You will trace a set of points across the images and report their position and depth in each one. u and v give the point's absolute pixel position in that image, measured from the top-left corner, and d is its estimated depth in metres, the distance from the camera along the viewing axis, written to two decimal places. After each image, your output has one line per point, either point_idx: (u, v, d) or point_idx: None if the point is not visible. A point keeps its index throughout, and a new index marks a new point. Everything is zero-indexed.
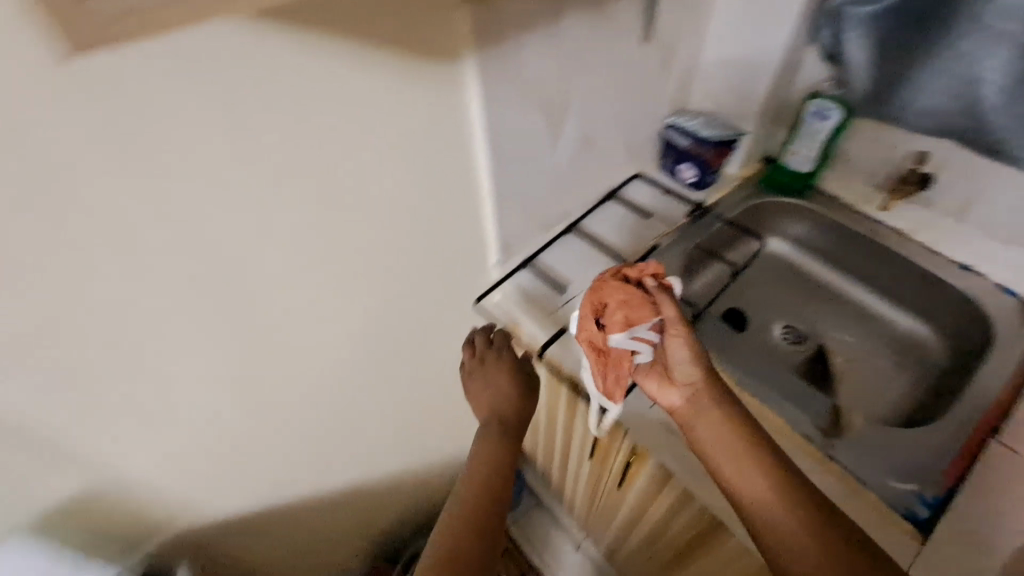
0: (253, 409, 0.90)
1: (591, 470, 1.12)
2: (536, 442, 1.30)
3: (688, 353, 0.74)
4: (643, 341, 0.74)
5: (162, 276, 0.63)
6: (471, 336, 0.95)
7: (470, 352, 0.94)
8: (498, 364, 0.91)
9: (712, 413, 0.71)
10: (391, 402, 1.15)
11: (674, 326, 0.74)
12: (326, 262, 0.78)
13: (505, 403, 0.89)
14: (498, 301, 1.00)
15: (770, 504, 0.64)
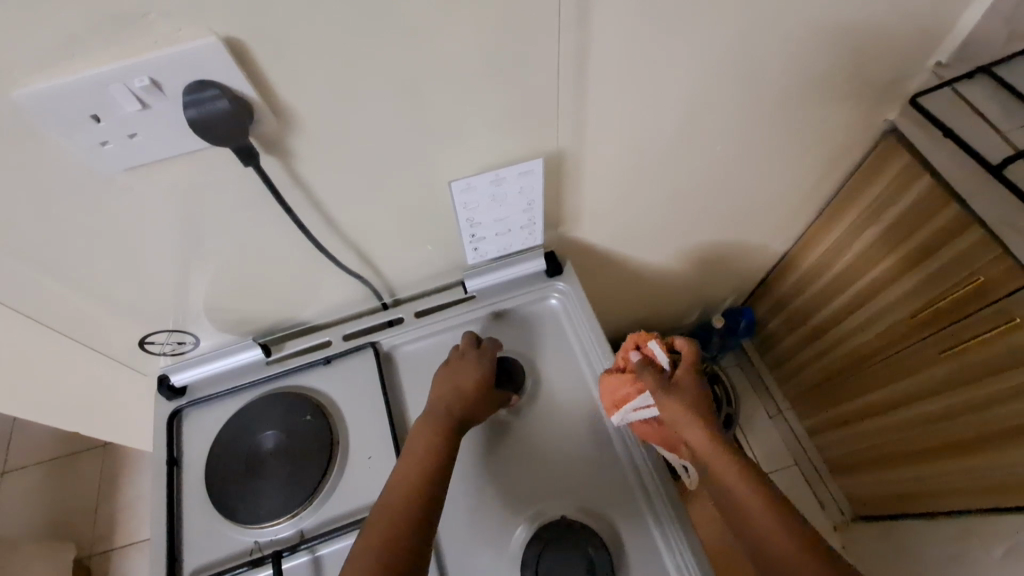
0: (478, 247, 0.70)
1: (962, 366, 0.89)
2: (842, 329, 1.14)
3: (675, 412, 0.59)
4: (640, 414, 0.62)
5: (459, 42, 0.48)
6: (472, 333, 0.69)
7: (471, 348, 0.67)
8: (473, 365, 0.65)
9: (712, 475, 0.55)
10: (665, 222, 0.92)
11: (658, 395, 0.60)
12: (661, 50, 0.58)
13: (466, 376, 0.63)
14: (938, 99, 0.80)
15: (801, 573, 0.47)
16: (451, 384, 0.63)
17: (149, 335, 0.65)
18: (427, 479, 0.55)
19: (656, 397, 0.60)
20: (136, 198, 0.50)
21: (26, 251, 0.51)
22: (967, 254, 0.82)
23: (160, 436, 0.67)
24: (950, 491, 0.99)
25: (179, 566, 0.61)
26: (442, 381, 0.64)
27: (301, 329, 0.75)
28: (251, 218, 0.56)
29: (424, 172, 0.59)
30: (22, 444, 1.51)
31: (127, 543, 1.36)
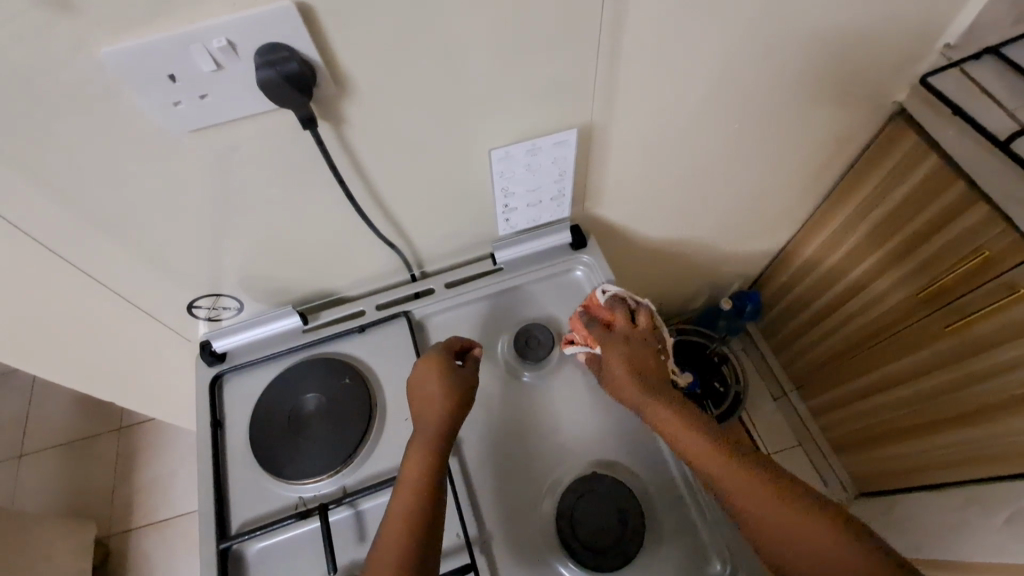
0: (509, 218, 0.73)
1: (966, 339, 0.93)
2: (847, 308, 1.17)
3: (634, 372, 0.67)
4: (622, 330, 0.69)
5: (508, 13, 0.50)
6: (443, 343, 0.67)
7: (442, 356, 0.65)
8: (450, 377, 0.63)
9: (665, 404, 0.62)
10: (682, 203, 0.95)
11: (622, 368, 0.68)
12: (690, 27, 0.61)
13: (444, 406, 0.61)
14: (948, 79, 0.83)
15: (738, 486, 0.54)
16: (434, 414, 0.60)
17: (195, 300, 0.68)
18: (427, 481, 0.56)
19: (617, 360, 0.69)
20: (198, 161, 0.52)
21: (90, 214, 0.54)
22: (971, 231, 0.86)
23: (204, 399, 0.69)
24: (953, 462, 1.03)
25: (227, 519, 0.63)
26: (423, 417, 0.61)
27: (335, 300, 0.78)
28: (299, 184, 0.59)
29: (465, 144, 0.61)
30: (39, 430, 1.57)
31: (145, 523, 1.42)
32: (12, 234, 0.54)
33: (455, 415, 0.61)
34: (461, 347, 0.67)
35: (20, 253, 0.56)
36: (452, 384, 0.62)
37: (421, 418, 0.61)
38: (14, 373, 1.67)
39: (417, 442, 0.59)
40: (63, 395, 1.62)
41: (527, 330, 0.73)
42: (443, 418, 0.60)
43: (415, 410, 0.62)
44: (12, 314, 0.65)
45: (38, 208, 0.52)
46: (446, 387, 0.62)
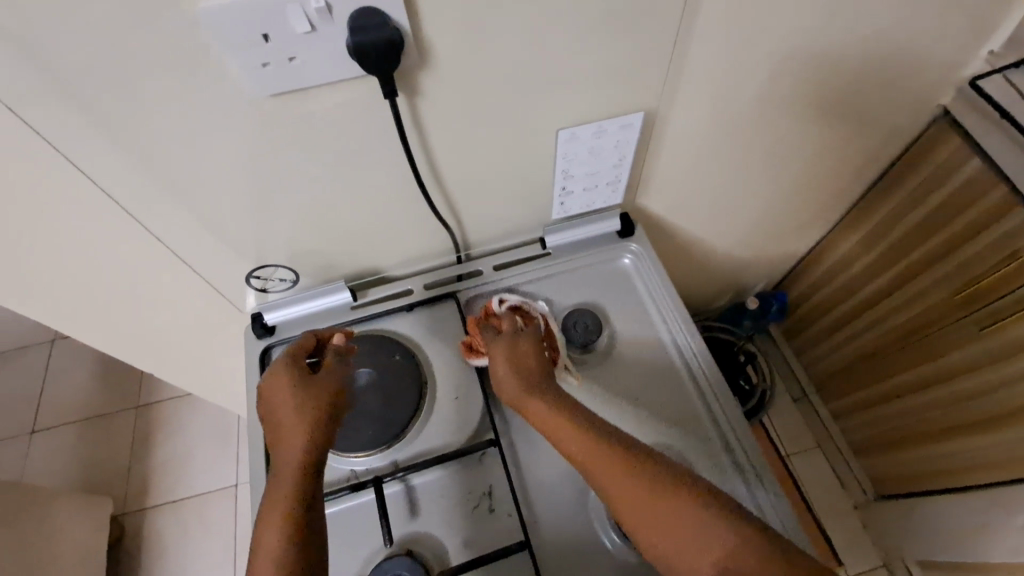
0: (563, 201, 0.73)
1: (1003, 341, 0.93)
2: (879, 310, 1.17)
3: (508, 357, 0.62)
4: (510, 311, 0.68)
5: None
6: (298, 342, 0.63)
7: (294, 359, 0.61)
8: (310, 378, 0.59)
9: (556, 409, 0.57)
10: (724, 198, 0.95)
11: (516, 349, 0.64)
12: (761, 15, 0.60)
13: (302, 412, 0.56)
14: (1001, 82, 0.82)
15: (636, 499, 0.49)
16: (294, 426, 0.56)
17: (254, 270, 0.68)
18: (295, 500, 0.52)
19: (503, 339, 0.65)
20: (274, 126, 0.53)
21: (165, 178, 0.55)
22: (1015, 233, 0.86)
23: (254, 371, 0.69)
24: (981, 466, 1.03)
25: None
26: (283, 423, 0.56)
27: (382, 278, 0.78)
28: (367, 158, 0.59)
29: (531, 123, 0.61)
30: (56, 405, 1.57)
31: (162, 502, 1.41)
32: (90, 194, 0.54)
33: (314, 418, 0.56)
34: (315, 343, 0.64)
35: (93, 214, 0.57)
36: (310, 381, 0.58)
37: (282, 423, 0.57)
38: (31, 347, 1.67)
39: (280, 467, 0.54)
40: (81, 371, 1.61)
41: (578, 314, 0.73)
42: (300, 426, 0.56)
43: (274, 419, 0.57)
44: (73, 278, 0.65)
45: (117, 165, 0.52)
46: (298, 393, 0.58)
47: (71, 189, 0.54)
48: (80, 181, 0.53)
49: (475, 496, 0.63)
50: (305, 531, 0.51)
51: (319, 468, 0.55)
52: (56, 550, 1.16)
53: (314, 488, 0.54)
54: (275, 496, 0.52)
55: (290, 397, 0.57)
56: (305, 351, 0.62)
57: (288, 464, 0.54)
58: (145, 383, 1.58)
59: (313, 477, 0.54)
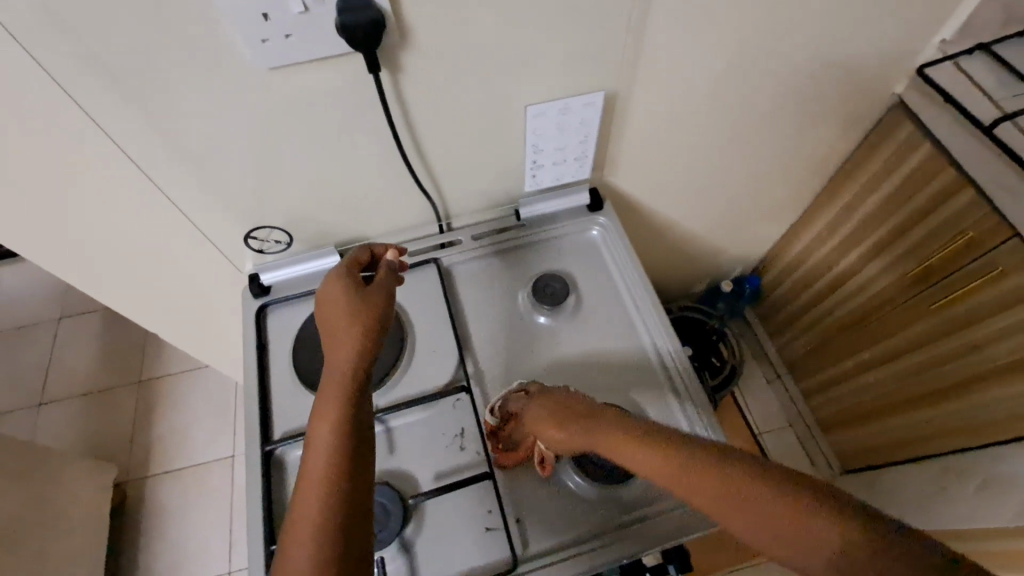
0: (535, 174, 0.80)
1: (950, 317, 1.00)
2: (843, 291, 1.24)
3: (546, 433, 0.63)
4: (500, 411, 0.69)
5: None
6: (355, 254, 0.67)
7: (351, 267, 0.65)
8: (369, 284, 0.63)
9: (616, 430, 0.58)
10: (693, 181, 1.02)
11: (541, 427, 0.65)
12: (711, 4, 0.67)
13: (361, 309, 0.60)
14: (945, 71, 0.89)
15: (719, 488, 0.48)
16: (353, 321, 0.59)
17: (252, 231, 0.75)
18: (353, 382, 0.55)
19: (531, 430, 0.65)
20: (272, 96, 0.60)
21: (176, 142, 0.62)
22: (959, 214, 0.93)
23: (251, 325, 0.76)
24: (933, 436, 1.10)
25: (270, 429, 0.70)
26: (339, 323, 0.59)
27: (371, 245, 0.85)
28: (354, 128, 0.66)
29: (503, 99, 0.68)
30: (61, 379, 1.63)
31: (163, 471, 1.48)
32: (110, 155, 0.62)
33: (372, 316, 0.60)
34: (368, 259, 0.68)
35: (111, 173, 0.64)
36: (366, 289, 0.62)
37: (338, 325, 0.59)
38: (38, 324, 1.73)
39: (337, 355, 0.57)
40: (86, 347, 1.68)
41: (548, 279, 0.80)
42: (359, 321, 0.59)
43: (329, 320, 0.60)
44: (89, 235, 0.72)
45: (133, 128, 0.59)
46: (358, 294, 0.61)
47: (92, 148, 0.61)
48: (101, 142, 0.60)
49: (448, 436, 0.70)
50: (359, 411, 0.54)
51: (373, 361, 0.58)
52: (62, 507, 1.23)
53: (365, 381, 0.56)
54: (333, 381, 0.55)
55: (347, 296, 0.61)
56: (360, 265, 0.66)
57: (346, 351, 0.57)
58: (149, 359, 1.65)
59: (366, 370, 0.57)
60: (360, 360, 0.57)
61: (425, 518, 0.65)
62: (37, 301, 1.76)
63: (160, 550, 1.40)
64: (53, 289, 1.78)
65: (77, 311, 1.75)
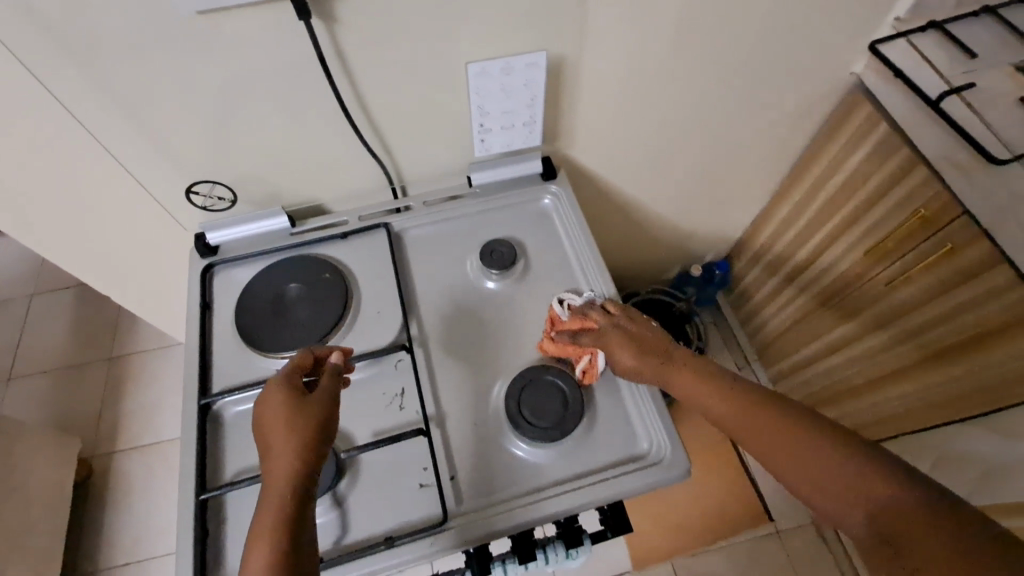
0: (485, 139, 0.80)
1: (906, 296, 1.00)
2: (807, 274, 1.25)
3: (624, 354, 0.67)
4: (573, 311, 0.72)
5: None
6: (294, 358, 0.63)
7: (290, 379, 0.61)
8: (312, 398, 0.59)
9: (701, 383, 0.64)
10: (654, 157, 1.02)
11: (615, 341, 0.68)
12: None
13: (301, 430, 0.56)
14: (897, 48, 0.90)
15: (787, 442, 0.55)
16: (288, 449, 0.55)
17: (194, 185, 0.74)
18: (289, 520, 0.51)
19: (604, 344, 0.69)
20: (206, 44, 0.60)
21: (108, 88, 0.61)
22: (914, 192, 0.93)
23: (195, 284, 0.76)
24: (892, 417, 1.11)
25: (210, 384, 0.70)
26: (275, 444, 0.55)
27: (323, 210, 0.85)
28: (295, 82, 0.66)
29: (446, 58, 0.68)
30: (31, 355, 1.62)
31: (129, 447, 1.48)
32: (41, 99, 0.61)
33: (315, 437, 0.56)
34: (312, 361, 0.64)
35: (44, 120, 0.63)
36: (306, 401, 0.58)
37: (278, 440, 0.55)
38: (9, 300, 1.72)
39: (273, 482, 0.53)
40: (57, 324, 1.67)
41: (497, 244, 0.80)
42: (299, 442, 0.55)
43: (264, 439, 0.56)
44: (33, 190, 0.72)
45: (66, 74, 0.59)
46: (300, 408, 0.57)
47: (25, 95, 0.60)
48: (29, 85, 0.59)
49: (388, 395, 0.70)
50: (297, 554, 0.49)
51: (312, 488, 0.54)
52: (21, 477, 1.22)
53: (303, 507, 0.52)
54: (267, 516, 0.51)
55: (286, 416, 0.57)
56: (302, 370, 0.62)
57: (284, 480, 0.53)
58: (121, 336, 1.65)
59: (304, 495, 0.53)
60: (297, 485, 0.53)
61: (360, 473, 0.66)
62: (9, 278, 1.75)
63: (124, 526, 1.39)
64: (26, 266, 1.77)
65: (49, 288, 1.74)
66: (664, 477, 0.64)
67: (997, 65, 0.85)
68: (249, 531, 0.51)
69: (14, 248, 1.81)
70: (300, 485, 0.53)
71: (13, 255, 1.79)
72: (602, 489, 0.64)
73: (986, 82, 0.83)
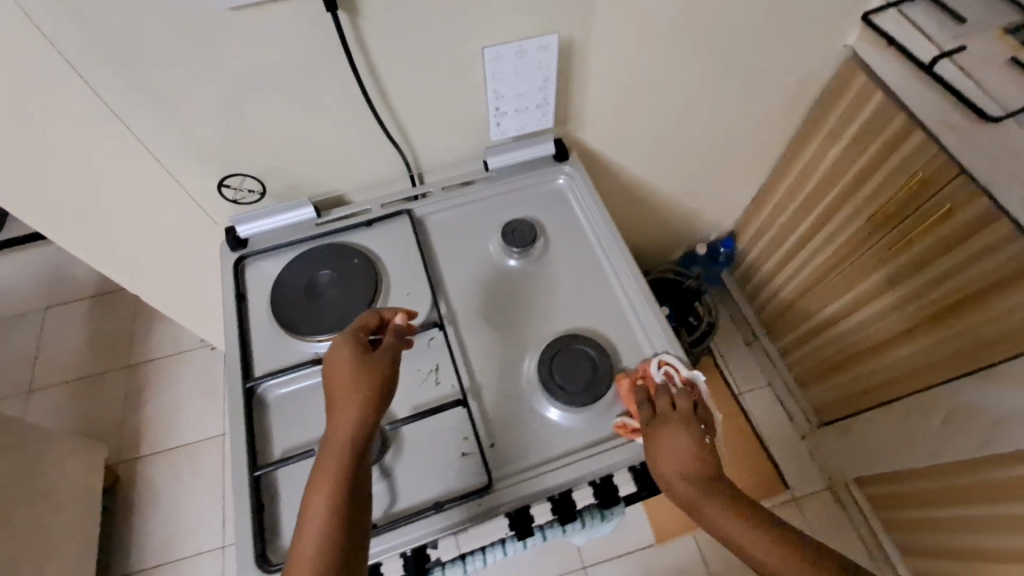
0: (500, 123, 0.83)
1: (909, 258, 1.04)
2: (811, 245, 1.28)
3: (665, 442, 0.63)
4: (667, 373, 0.69)
5: None
6: (362, 317, 0.66)
7: (357, 334, 0.64)
8: (375, 357, 0.62)
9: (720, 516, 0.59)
10: (659, 138, 1.05)
11: (671, 425, 0.64)
12: None
13: (364, 387, 0.60)
14: (888, 18, 0.93)
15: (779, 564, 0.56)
16: (352, 404, 0.59)
17: (226, 179, 0.77)
18: (348, 467, 0.56)
19: (657, 421, 0.65)
20: (237, 38, 0.62)
21: (144, 84, 0.64)
22: (911, 156, 0.97)
23: (229, 275, 0.78)
24: (899, 378, 1.14)
25: (252, 369, 0.73)
26: (339, 400, 0.60)
27: (346, 201, 0.88)
28: (320, 73, 0.69)
29: (463, 44, 0.71)
30: (49, 366, 1.64)
31: (153, 452, 1.50)
32: (81, 97, 0.63)
33: (376, 396, 0.60)
34: (378, 321, 0.67)
35: (83, 118, 0.66)
36: (368, 363, 0.61)
37: (342, 395, 0.59)
38: (24, 315, 1.74)
39: (336, 433, 0.58)
40: (73, 335, 1.69)
41: (518, 223, 0.83)
42: (361, 399, 0.59)
43: (331, 392, 0.61)
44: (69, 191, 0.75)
45: (105, 73, 0.62)
46: (364, 367, 0.61)
47: (65, 95, 0.63)
48: (70, 85, 0.62)
49: (423, 371, 0.73)
50: (353, 497, 0.55)
51: (371, 439, 0.59)
52: (50, 483, 1.24)
53: (360, 462, 0.57)
54: (328, 462, 0.56)
55: (352, 373, 0.61)
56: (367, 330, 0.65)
57: (346, 431, 0.58)
58: (137, 345, 1.66)
59: (361, 451, 0.57)
60: (356, 441, 0.57)
61: (403, 445, 0.69)
62: (22, 293, 1.77)
63: (151, 528, 1.41)
64: (39, 280, 1.79)
65: (64, 300, 1.76)
66: None
67: (986, 28, 0.88)
68: (313, 468, 0.57)
69: (26, 264, 1.82)
70: (360, 438, 0.58)
71: (25, 271, 1.81)
72: (634, 446, 0.67)
73: (976, 45, 0.86)
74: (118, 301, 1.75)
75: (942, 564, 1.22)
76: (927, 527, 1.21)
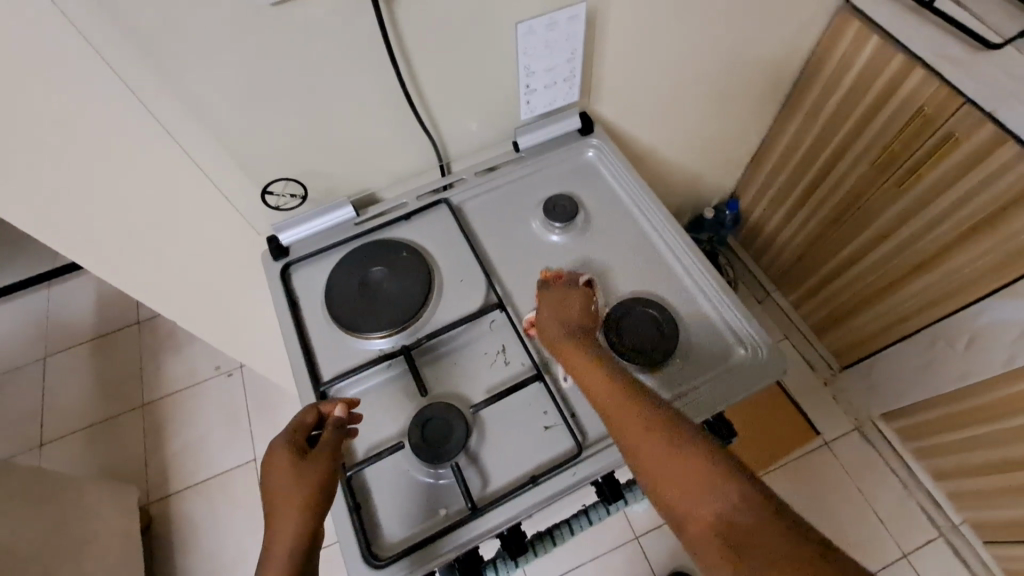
0: (529, 101, 0.84)
1: (917, 192, 1.08)
2: (816, 195, 1.32)
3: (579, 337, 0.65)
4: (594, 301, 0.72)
5: None
6: (298, 415, 0.64)
7: (295, 437, 0.62)
8: (314, 463, 0.60)
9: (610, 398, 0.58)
10: (669, 105, 1.07)
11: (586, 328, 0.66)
12: None
13: (303, 495, 0.58)
14: None
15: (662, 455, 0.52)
16: (291, 512, 0.57)
17: (269, 184, 0.76)
18: None
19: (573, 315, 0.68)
20: (279, 36, 0.62)
21: (186, 93, 0.63)
22: (913, 94, 1.00)
23: (278, 284, 0.77)
24: (916, 310, 1.19)
25: (320, 373, 0.72)
26: (277, 513, 0.58)
27: (379, 198, 0.87)
28: (358, 67, 0.68)
29: (494, 23, 0.72)
30: (58, 417, 1.58)
31: (183, 487, 1.46)
32: (120, 112, 0.62)
33: (316, 503, 0.58)
34: (315, 416, 0.65)
35: (122, 135, 0.64)
36: (307, 466, 0.60)
37: (282, 505, 0.58)
38: (22, 367, 1.67)
39: (277, 545, 0.56)
40: (78, 381, 1.63)
41: (556, 199, 0.83)
42: (300, 509, 0.58)
43: (268, 505, 0.58)
44: (102, 216, 0.72)
45: (146, 84, 0.60)
46: (303, 473, 0.59)
47: (104, 111, 0.62)
48: (109, 100, 0.60)
49: (491, 354, 0.73)
50: None
51: (317, 546, 0.58)
52: (87, 530, 1.20)
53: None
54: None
55: (290, 480, 0.59)
56: (305, 429, 0.63)
57: (286, 544, 0.56)
58: (148, 382, 1.61)
59: (307, 569, 0.56)
60: (298, 552, 0.56)
61: (485, 428, 0.69)
62: (17, 346, 1.70)
63: (193, 565, 1.37)
64: (33, 330, 1.72)
65: (63, 347, 1.69)
66: (761, 377, 0.71)
67: None
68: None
69: (15, 314, 1.75)
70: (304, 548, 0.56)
71: (15, 322, 1.74)
72: (707, 399, 0.70)
73: None
74: (121, 341, 1.69)
75: (975, 482, 1.27)
76: (957, 448, 1.27)
